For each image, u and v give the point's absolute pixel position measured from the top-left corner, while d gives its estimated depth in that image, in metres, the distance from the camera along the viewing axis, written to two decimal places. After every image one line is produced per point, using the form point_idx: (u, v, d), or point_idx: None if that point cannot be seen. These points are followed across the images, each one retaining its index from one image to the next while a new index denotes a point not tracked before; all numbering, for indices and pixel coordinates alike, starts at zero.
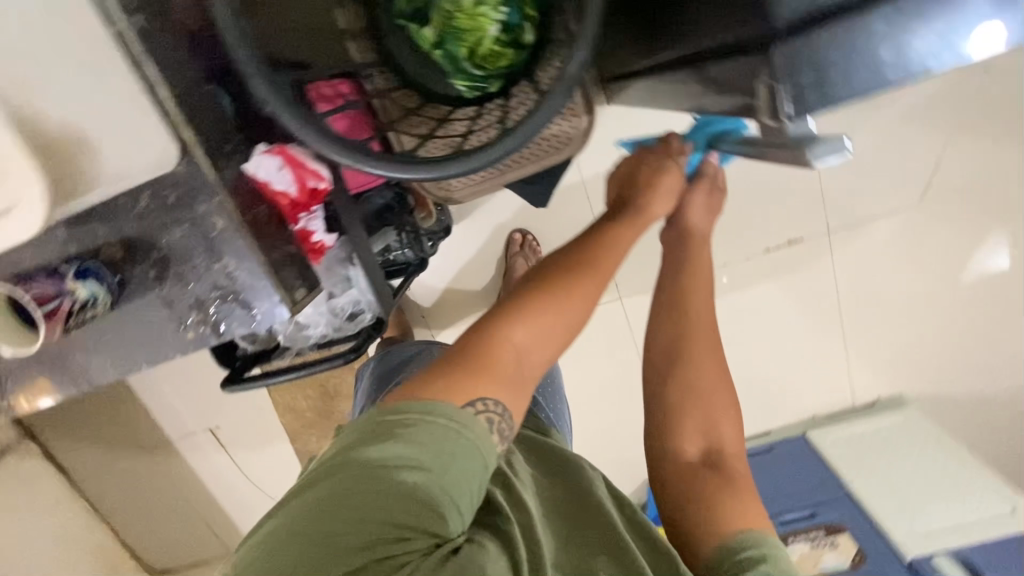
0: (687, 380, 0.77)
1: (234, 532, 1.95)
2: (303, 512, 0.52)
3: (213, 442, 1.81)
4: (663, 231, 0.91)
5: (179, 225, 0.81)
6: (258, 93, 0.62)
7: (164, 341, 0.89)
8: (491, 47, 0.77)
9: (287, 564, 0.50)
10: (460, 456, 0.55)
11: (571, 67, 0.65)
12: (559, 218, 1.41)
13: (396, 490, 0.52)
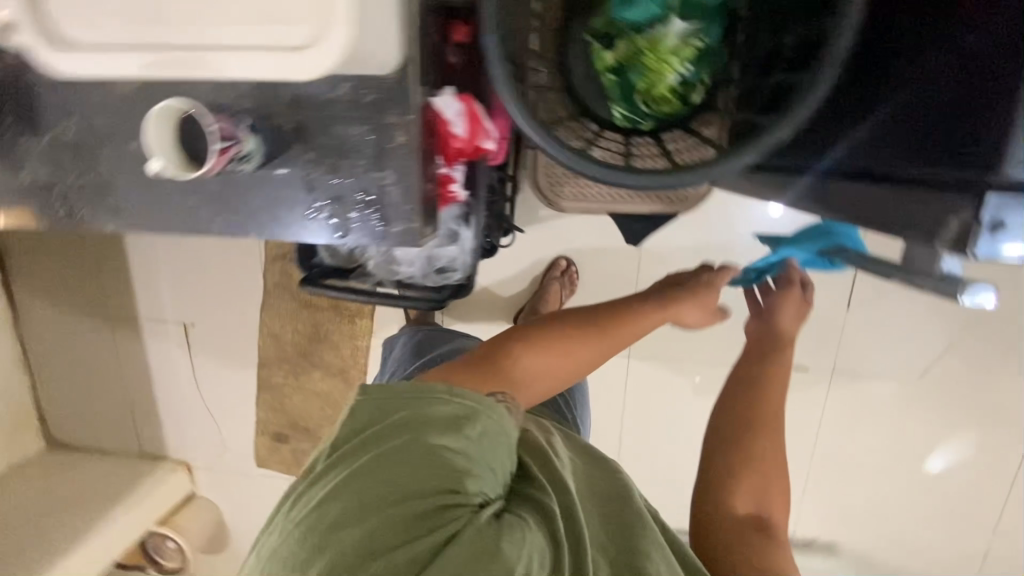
0: (760, 449, 0.82)
1: (157, 430, 1.88)
2: (360, 472, 0.60)
3: (181, 337, 1.74)
4: (757, 323, 1.05)
5: (364, 123, 0.80)
6: (486, 53, 0.68)
7: (292, 220, 0.85)
8: (665, 91, 0.85)
9: (348, 515, 0.58)
10: (492, 427, 0.66)
11: (770, 137, 0.67)
12: (607, 263, 1.46)
13: (441, 451, 0.61)
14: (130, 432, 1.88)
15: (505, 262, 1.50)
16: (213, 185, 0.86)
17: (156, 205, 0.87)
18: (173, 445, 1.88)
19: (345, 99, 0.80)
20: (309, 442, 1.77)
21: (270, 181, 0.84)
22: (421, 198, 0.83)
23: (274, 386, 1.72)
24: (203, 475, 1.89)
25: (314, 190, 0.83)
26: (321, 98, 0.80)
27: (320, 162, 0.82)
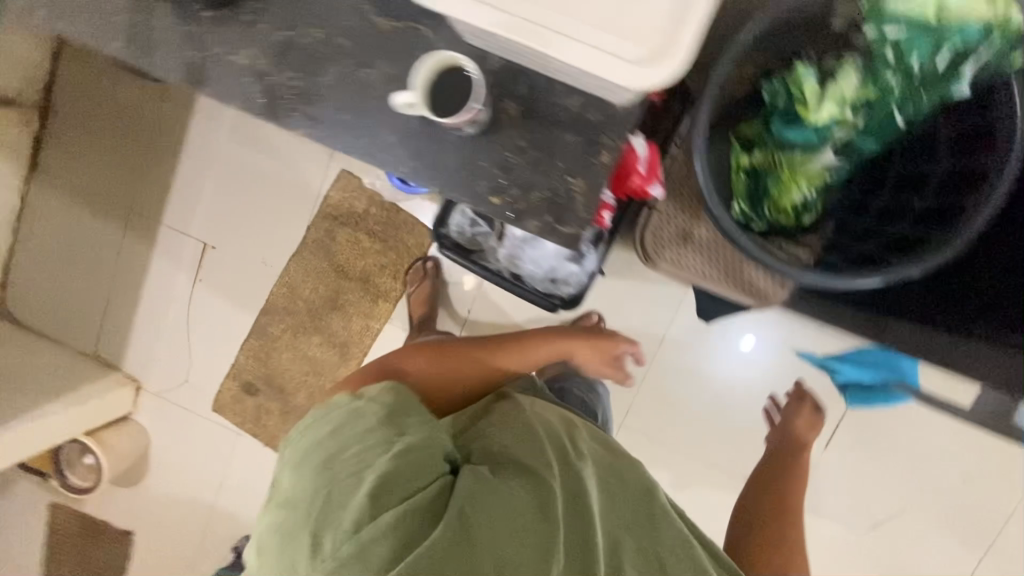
0: (785, 537, 1.16)
1: (121, 335, 1.75)
2: (323, 463, 0.73)
3: (193, 256, 1.66)
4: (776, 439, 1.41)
5: (590, 121, 0.71)
6: (699, 120, 0.81)
7: (461, 198, 0.74)
8: (790, 205, 0.90)
9: (318, 499, 0.70)
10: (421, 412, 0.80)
11: (901, 269, 0.80)
12: (637, 336, 1.54)
13: (385, 436, 0.75)
14: (90, 329, 1.74)
15: None
16: (394, 131, 0.75)
17: (320, 122, 0.77)
18: (130, 358, 1.75)
19: (574, 110, 0.71)
20: (277, 402, 1.71)
21: (460, 150, 0.73)
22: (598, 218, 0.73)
23: (269, 335, 1.68)
24: (148, 399, 1.77)
25: (502, 175, 0.72)
26: (555, 95, 0.72)
27: (526, 152, 0.72)
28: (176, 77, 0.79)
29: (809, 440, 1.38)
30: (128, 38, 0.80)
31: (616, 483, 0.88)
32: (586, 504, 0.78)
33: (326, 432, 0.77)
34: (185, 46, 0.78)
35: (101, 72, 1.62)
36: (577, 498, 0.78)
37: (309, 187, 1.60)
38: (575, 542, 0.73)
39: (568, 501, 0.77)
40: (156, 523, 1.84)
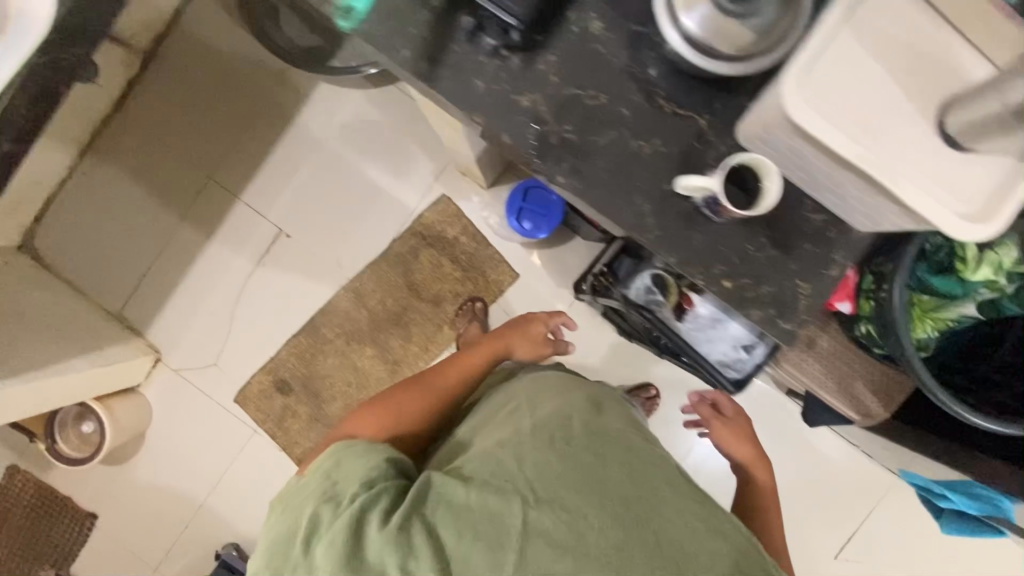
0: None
1: (153, 300, 1.62)
2: (277, 526, 0.76)
3: (265, 240, 1.61)
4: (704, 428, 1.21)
5: (827, 237, 0.74)
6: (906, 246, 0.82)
7: (696, 278, 0.75)
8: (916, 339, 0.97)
9: (270, 558, 0.73)
10: (356, 456, 0.78)
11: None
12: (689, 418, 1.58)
13: (325, 488, 0.76)
14: (125, 287, 1.62)
15: (613, 362, 1.58)
16: (646, 203, 0.75)
17: (589, 181, 0.75)
18: (159, 327, 1.62)
19: (816, 225, 0.74)
20: (307, 406, 1.62)
21: (706, 232, 0.74)
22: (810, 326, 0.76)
23: (320, 337, 1.62)
24: (165, 375, 1.63)
25: (739, 263, 0.74)
26: (804, 208, 0.74)
27: (765, 248, 0.74)
28: (460, 105, 0.75)
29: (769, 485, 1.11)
30: (418, 50, 0.74)
31: (610, 458, 0.79)
32: (560, 487, 0.73)
33: (279, 509, 0.79)
34: (477, 75, 0.74)
35: (220, 36, 1.58)
36: (546, 482, 0.74)
37: (405, 203, 1.60)
38: (531, 533, 0.69)
39: (539, 486, 0.73)
40: (128, 509, 1.65)
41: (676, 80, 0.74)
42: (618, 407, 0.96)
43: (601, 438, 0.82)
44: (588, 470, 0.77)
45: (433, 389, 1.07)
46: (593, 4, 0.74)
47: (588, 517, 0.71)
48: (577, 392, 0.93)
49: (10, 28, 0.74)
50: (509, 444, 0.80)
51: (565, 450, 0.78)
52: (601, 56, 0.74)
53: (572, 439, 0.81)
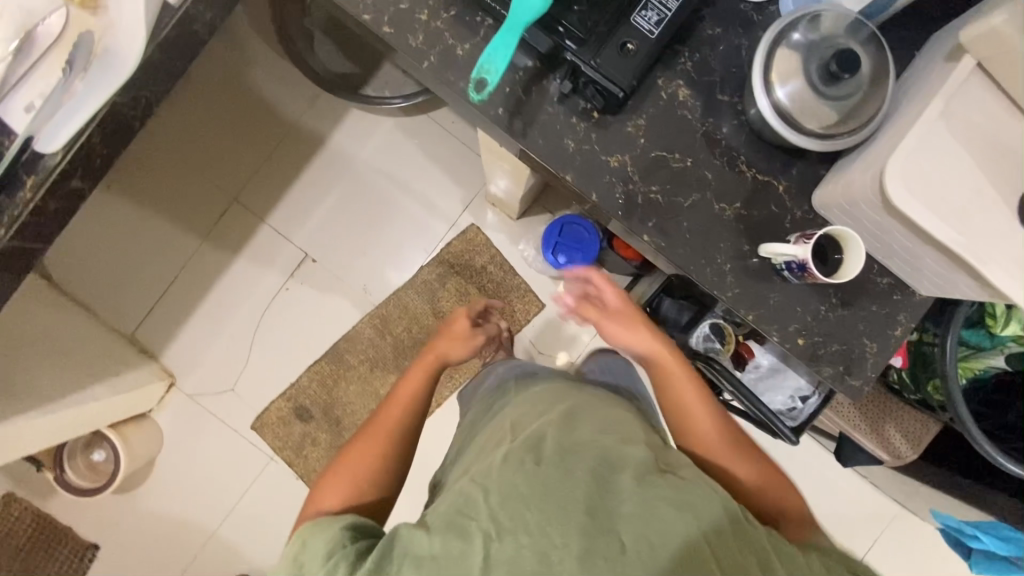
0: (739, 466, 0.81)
1: (169, 322, 1.57)
2: None
3: (289, 264, 1.58)
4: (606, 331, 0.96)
5: (892, 299, 0.79)
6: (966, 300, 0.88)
7: (772, 334, 0.78)
8: None
9: None
10: (314, 534, 0.72)
11: None
12: None
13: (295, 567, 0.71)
14: (139, 309, 1.56)
15: None
16: (727, 262, 0.78)
17: (673, 239, 0.77)
18: (174, 350, 1.57)
19: (882, 287, 0.78)
20: (328, 433, 1.60)
21: (782, 291, 0.78)
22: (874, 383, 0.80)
23: (343, 363, 1.60)
24: (179, 401, 1.58)
25: (812, 321, 0.78)
26: (872, 272, 0.78)
27: (836, 307, 0.78)
28: (550, 162, 0.77)
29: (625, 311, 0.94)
30: (511, 108, 0.76)
31: (580, 464, 0.67)
32: (521, 506, 0.64)
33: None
34: (568, 135, 0.77)
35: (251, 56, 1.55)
36: (509, 507, 0.64)
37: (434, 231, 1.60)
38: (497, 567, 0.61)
39: (502, 515, 0.64)
40: (132, 541, 1.58)
41: (756, 147, 0.78)
42: (609, 404, 0.84)
43: (575, 443, 0.71)
44: (548, 487, 0.65)
45: (387, 427, 0.93)
46: (681, 72, 0.77)
47: (555, 534, 0.61)
48: (557, 402, 0.83)
49: (94, 68, 0.74)
50: (480, 476, 0.71)
51: (533, 468, 0.67)
52: (687, 122, 0.77)
53: (543, 454, 0.70)
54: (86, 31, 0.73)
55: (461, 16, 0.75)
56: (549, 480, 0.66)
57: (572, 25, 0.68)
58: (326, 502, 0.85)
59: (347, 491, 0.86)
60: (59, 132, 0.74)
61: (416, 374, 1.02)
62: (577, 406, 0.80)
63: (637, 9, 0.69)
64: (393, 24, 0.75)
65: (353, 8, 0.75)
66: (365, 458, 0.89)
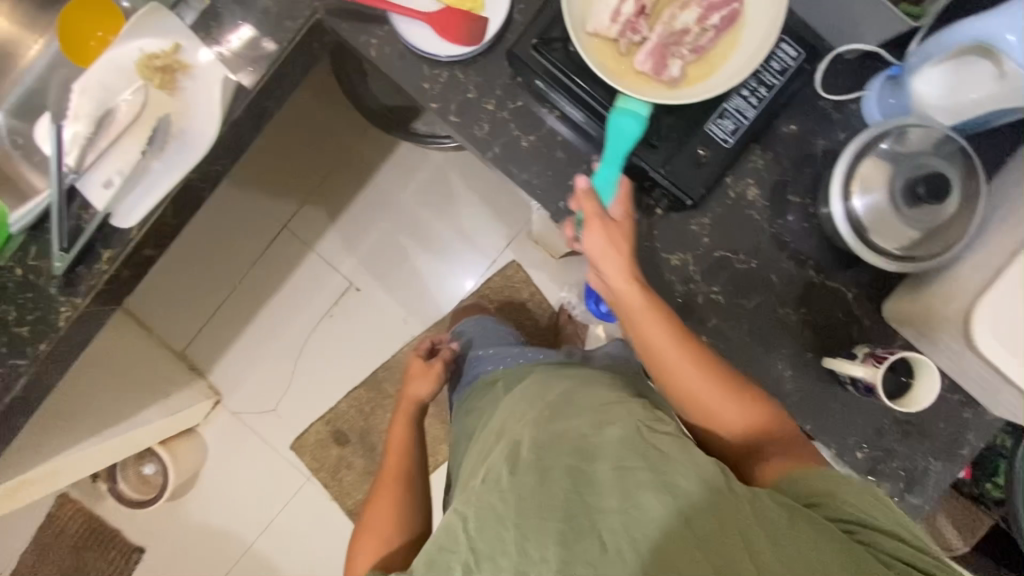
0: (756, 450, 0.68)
1: (218, 341, 1.63)
2: None
3: (333, 293, 1.62)
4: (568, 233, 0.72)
5: (960, 418, 0.75)
6: None
7: (830, 446, 0.75)
8: None
9: None
10: None
11: None
12: None
13: None
14: (190, 328, 1.62)
15: None
16: (787, 368, 0.75)
17: (731, 342, 0.75)
18: (221, 369, 1.63)
19: (950, 404, 0.75)
20: (363, 458, 1.64)
21: (844, 402, 0.75)
22: (934, 501, 0.77)
23: (380, 391, 1.63)
24: (224, 418, 1.64)
25: (873, 436, 0.75)
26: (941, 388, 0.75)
27: (900, 422, 0.75)
28: None
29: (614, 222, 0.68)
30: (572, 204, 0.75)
31: (555, 466, 0.64)
32: (496, 526, 0.61)
33: None
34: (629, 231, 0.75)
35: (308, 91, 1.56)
36: (485, 526, 0.62)
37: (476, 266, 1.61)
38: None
39: (480, 538, 0.62)
40: (176, 546, 1.66)
41: (826, 251, 0.75)
42: (597, 383, 0.78)
43: (550, 441, 0.67)
44: (521, 501, 0.62)
45: (392, 479, 0.95)
46: (751, 171, 0.75)
47: (533, 548, 0.59)
48: (541, 393, 0.79)
49: (170, 149, 0.76)
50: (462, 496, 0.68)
51: (508, 481, 0.65)
52: (754, 222, 0.75)
53: (518, 462, 0.67)
54: (163, 113, 0.76)
55: (529, 108, 0.75)
56: (524, 490, 0.63)
57: (644, 134, 0.68)
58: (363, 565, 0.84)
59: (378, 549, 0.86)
60: (132, 209, 0.77)
61: (399, 423, 1.03)
62: (563, 394, 0.76)
63: (713, 120, 0.67)
64: (459, 115, 0.75)
65: (421, 97, 0.76)
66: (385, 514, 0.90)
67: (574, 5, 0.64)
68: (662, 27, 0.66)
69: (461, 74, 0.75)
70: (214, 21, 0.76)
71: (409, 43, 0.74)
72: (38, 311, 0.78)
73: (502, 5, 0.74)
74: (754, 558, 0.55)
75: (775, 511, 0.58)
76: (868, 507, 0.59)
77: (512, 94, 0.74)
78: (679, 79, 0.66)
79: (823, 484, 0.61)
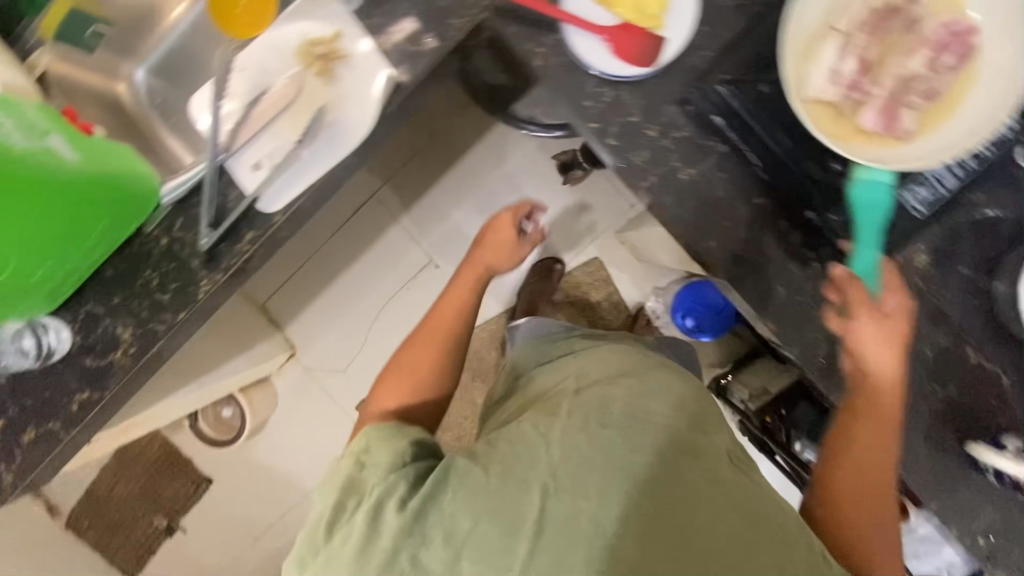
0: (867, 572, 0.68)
1: (298, 299, 1.67)
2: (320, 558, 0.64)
3: (413, 268, 1.63)
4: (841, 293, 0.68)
5: None
6: None
7: (951, 527, 0.73)
8: None
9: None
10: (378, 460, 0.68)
11: None
12: None
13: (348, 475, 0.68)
14: (273, 283, 1.66)
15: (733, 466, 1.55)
16: (923, 444, 0.72)
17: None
18: (298, 326, 1.68)
19: None
20: None
21: (976, 486, 0.72)
22: None
23: None
24: (296, 371, 1.70)
25: (1000, 524, 0.73)
26: None
27: None
28: (755, 305, 0.73)
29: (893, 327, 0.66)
30: (725, 244, 0.72)
31: (644, 440, 0.68)
32: (587, 470, 0.64)
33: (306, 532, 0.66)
34: (780, 282, 0.72)
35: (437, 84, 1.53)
36: (571, 461, 0.65)
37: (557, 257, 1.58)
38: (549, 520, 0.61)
39: (562, 470, 0.64)
40: (241, 482, 1.76)
41: (987, 331, 0.71)
42: (679, 379, 0.82)
43: (642, 418, 0.71)
44: (617, 456, 0.66)
45: (441, 332, 0.89)
46: (924, 236, 0.70)
47: (603, 499, 0.62)
48: (625, 366, 0.83)
49: (320, 137, 0.75)
50: (547, 420, 0.71)
51: (596, 430, 0.69)
52: (918, 291, 0.71)
53: (609, 418, 0.70)
54: (320, 102, 0.74)
55: (694, 140, 0.71)
56: (612, 447, 0.67)
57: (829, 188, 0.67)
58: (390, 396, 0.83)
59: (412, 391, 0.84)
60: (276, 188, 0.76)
61: (465, 277, 0.94)
62: (648, 376, 0.79)
63: (904, 183, 0.68)
64: (619, 138, 0.72)
65: (581, 114, 0.72)
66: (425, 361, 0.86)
67: (795, 72, 0.64)
68: (888, 77, 0.65)
69: (627, 95, 0.71)
70: (377, 9, 0.73)
71: (580, 59, 0.71)
72: (179, 281, 0.80)
73: (687, 27, 0.69)
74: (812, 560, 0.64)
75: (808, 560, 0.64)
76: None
77: (680, 124, 0.70)
78: (914, 129, 0.64)
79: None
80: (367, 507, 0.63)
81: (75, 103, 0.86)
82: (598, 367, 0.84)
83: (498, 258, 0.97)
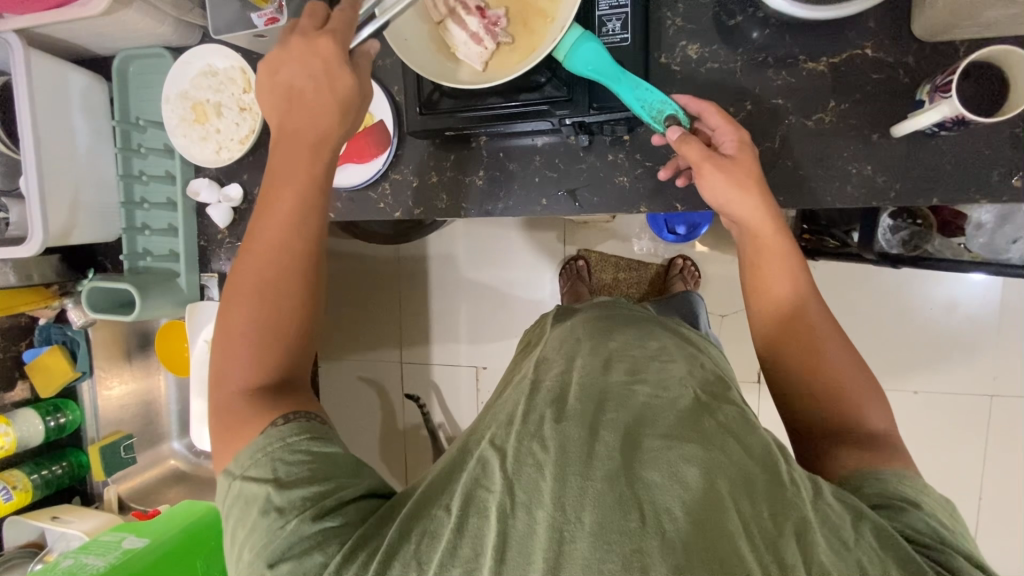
0: (848, 390, 0.53)
1: None
2: (259, 532, 0.44)
3: (469, 384, 1.49)
4: (689, 143, 0.59)
5: None
6: None
7: (977, 200, 0.62)
8: None
9: (260, 542, 0.44)
10: (335, 478, 0.47)
11: None
12: None
13: (319, 472, 0.46)
14: None
15: None
16: (866, 165, 0.64)
17: (784, 193, 0.67)
18: None
19: None
20: None
21: (952, 153, 0.62)
22: None
23: None
24: None
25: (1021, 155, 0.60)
26: None
27: None
28: (618, 208, 0.73)
29: (736, 144, 0.60)
30: (552, 189, 0.75)
31: (610, 415, 0.46)
32: (534, 473, 0.42)
33: (255, 492, 0.46)
34: (617, 172, 0.72)
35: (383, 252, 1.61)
36: (524, 470, 0.42)
37: (566, 258, 1.41)
38: (510, 560, 0.39)
39: (517, 481, 0.42)
40: None
41: (807, 35, 0.65)
42: (635, 341, 0.60)
43: (598, 399, 0.48)
44: (585, 447, 0.43)
45: (267, 285, 0.54)
46: (680, 33, 0.69)
47: (570, 505, 0.39)
48: (586, 339, 0.60)
49: None
50: (498, 430, 0.48)
51: (550, 431, 0.44)
52: (720, 71, 0.68)
53: (566, 408, 0.47)
54: None
55: (462, 153, 0.77)
56: (567, 443, 0.43)
57: (551, 93, 0.66)
58: (233, 390, 0.51)
59: (258, 368, 0.52)
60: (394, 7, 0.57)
61: (293, 201, 0.56)
62: (612, 348, 0.58)
63: (599, 31, 0.66)
64: (419, 204, 0.80)
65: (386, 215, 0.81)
66: (267, 328, 0.53)
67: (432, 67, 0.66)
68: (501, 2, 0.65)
69: (400, 173, 0.80)
70: None
71: (344, 187, 0.80)
72: None
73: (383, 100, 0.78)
74: (856, 509, 0.43)
75: (811, 513, 0.41)
76: (937, 528, 0.44)
77: (443, 151, 0.78)
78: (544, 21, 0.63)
79: (907, 491, 0.46)
80: (318, 495, 0.45)
81: (147, 498, 1.08)
82: (556, 350, 0.60)
83: (341, 113, 0.58)
